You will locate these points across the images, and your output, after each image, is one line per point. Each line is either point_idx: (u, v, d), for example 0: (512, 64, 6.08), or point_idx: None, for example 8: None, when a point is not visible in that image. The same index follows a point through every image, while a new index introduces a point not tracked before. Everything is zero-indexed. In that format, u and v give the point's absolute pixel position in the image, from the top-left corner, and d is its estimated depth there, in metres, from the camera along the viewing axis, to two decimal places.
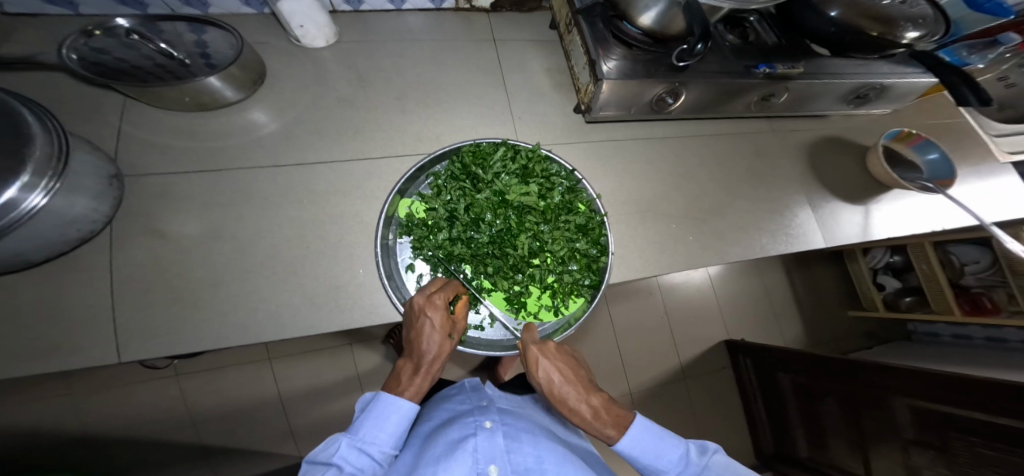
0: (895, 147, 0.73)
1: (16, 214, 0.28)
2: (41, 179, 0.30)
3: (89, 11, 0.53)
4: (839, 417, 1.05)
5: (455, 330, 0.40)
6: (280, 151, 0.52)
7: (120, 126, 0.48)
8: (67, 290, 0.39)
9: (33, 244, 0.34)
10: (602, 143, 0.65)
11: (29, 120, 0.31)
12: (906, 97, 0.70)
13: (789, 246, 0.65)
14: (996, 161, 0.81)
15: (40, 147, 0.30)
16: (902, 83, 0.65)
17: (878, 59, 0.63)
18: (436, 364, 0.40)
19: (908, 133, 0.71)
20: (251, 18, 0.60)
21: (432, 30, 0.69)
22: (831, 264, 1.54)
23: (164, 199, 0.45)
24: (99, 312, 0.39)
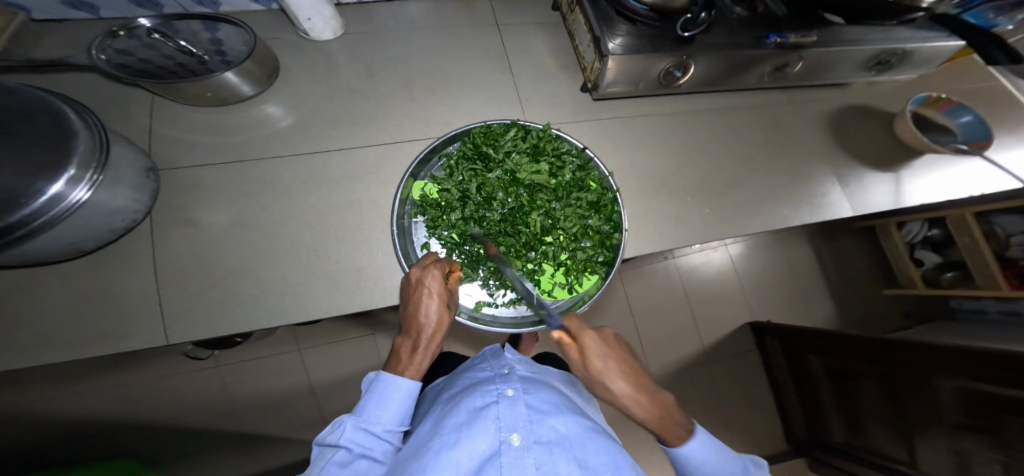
0: (923, 113, 0.69)
1: (65, 205, 0.31)
2: (83, 173, 0.32)
3: (108, 14, 0.57)
4: (877, 401, 0.98)
5: (452, 300, 0.41)
6: (297, 143, 0.54)
7: (150, 124, 0.52)
8: (120, 276, 0.43)
9: (86, 233, 0.37)
10: (610, 121, 0.64)
11: (71, 117, 0.33)
12: (931, 61, 0.66)
13: (814, 217, 0.62)
14: None
15: (82, 142, 0.32)
16: (925, 48, 0.61)
17: (901, 25, 0.60)
18: (435, 337, 0.40)
19: (937, 98, 0.67)
20: (260, 14, 0.64)
21: (436, 18, 0.69)
22: (862, 242, 1.47)
23: (197, 192, 0.49)
24: (151, 295, 0.43)
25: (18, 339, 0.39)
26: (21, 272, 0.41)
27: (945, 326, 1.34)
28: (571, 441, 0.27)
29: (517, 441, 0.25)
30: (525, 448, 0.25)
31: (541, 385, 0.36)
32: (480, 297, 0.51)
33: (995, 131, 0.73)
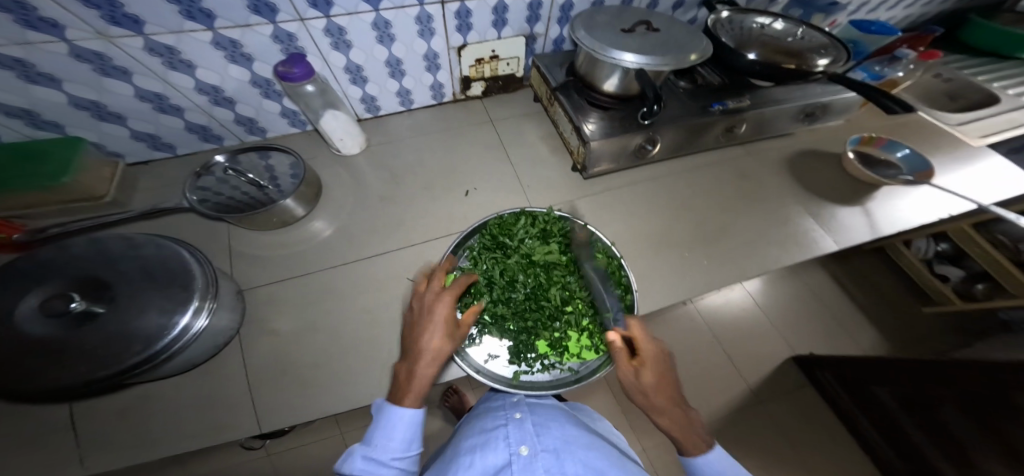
0: (865, 149, 0.80)
1: (188, 334, 0.42)
2: (202, 304, 0.45)
3: (183, 151, 0.72)
4: (967, 426, 0.86)
5: (450, 323, 0.44)
6: (342, 250, 0.65)
7: (231, 248, 0.64)
8: (210, 384, 0.50)
9: (203, 349, 0.48)
10: (601, 194, 0.74)
11: (192, 261, 0.47)
12: (850, 108, 0.78)
13: (807, 252, 0.66)
14: (973, 145, 0.85)
15: (199, 278, 0.46)
16: (837, 99, 0.73)
17: (810, 84, 0.73)
18: (432, 366, 0.42)
19: (869, 137, 0.80)
20: (297, 135, 0.78)
21: (441, 122, 0.84)
22: (876, 261, 1.49)
23: (268, 304, 0.58)
24: (241, 393, 0.50)
25: (111, 441, 0.45)
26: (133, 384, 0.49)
27: (1004, 340, 1.26)
28: (567, 445, 0.38)
29: (525, 451, 0.36)
30: (532, 455, 0.36)
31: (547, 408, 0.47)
32: (516, 367, 0.53)
33: (945, 157, 0.82)
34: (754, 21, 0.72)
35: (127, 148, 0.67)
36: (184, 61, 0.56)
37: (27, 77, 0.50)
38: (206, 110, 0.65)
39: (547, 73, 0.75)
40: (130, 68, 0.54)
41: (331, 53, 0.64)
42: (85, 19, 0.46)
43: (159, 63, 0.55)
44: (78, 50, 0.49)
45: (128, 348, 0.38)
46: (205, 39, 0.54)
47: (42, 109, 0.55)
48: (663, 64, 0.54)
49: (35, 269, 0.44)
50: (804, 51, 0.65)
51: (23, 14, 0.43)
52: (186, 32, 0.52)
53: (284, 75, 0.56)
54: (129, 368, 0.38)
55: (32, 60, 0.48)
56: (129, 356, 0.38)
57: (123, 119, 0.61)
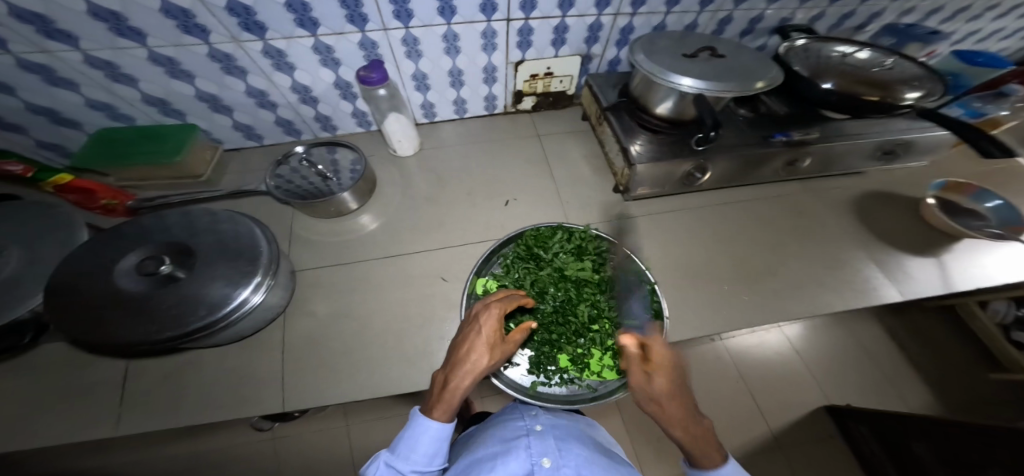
0: (951, 196, 0.73)
1: (245, 307, 0.47)
2: (262, 280, 0.50)
3: (269, 141, 0.79)
4: None
5: (496, 341, 0.44)
6: (389, 245, 0.70)
7: (292, 232, 0.70)
8: (268, 355, 0.55)
9: (255, 322, 0.53)
10: (642, 218, 0.73)
11: (259, 240, 0.52)
12: (937, 149, 0.72)
13: (864, 301, 0.62)
14: None
15: (263, 256, 0.51)
16: (925, 136, 0.68)
17: (894, 118, 0.68)
18: (466, 379, 0.42)
19: (957, 183, 0.73)
20: (360, 134, 0.84)
21: (490, 132, 0.88)
22: (940, 319, 1.35)
23: (319, 288, 0.63)
24: (281, 372, 0.54)
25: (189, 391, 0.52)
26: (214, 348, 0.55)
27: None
28: (589, 461, 0.38)
29: (548, 463, 0.37)
30: (554, 468, 0.36)
31: (562, 421, 0.47)
32: (535, 377, 0.54)
33: None
34: (833, 50, 0.69)
35: (227, 136, 0.75)
36: (288, 63, 0.63)
37: (171, 73, 0.59)
38: (294, 107, 0.72)
39: (599, 93, 0.77)
40: (247, 67, 0.62)
41: (404, 60, 0.69)
42: (225, 24, 0.54)
43: (269, 64, 0.62)
44: (215, 52, 0.57)
45: (190, 313, 0.43)
46: (307, 44, 0.61)
47: (175, 99, 0.64)
48: (723, 90, 0.53)
49: (152, 238, 0.51)
50: (891, 83, 0.61)
51: (184, 20, 0.52)
52: (295, 37, 0.59)
53: (364, 79, 0.61)
54: (195, 329, 0.43)
55: (179, 58, 0.57)
56: (195, 319, 0.43)
57: (231, 111, 0.69)
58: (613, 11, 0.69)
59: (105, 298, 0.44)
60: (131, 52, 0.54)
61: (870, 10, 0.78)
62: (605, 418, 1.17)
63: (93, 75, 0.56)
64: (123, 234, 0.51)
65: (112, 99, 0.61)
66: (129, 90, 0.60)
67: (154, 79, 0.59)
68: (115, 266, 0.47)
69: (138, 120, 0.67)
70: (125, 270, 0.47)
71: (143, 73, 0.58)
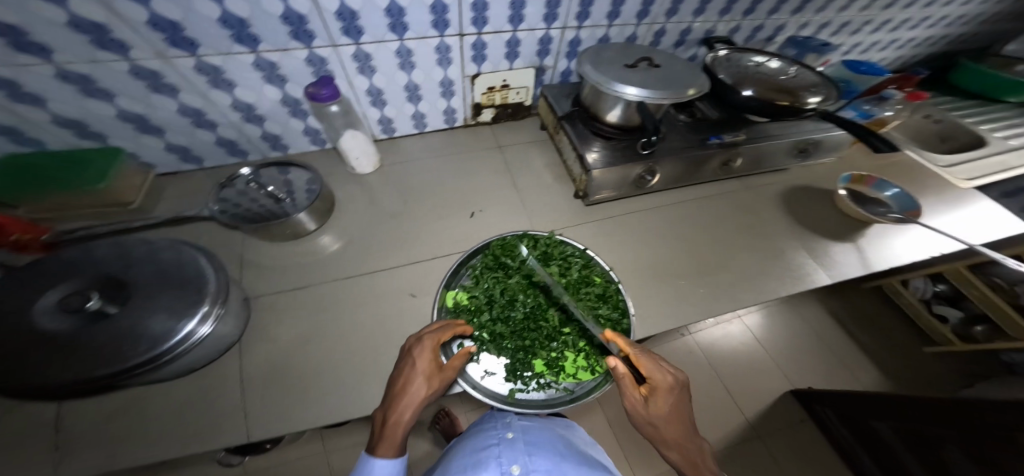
0: (856, 188, 0.84)
1: (192, 339, 0.44)
2: (210, 309, 0.46)
3: (210, 164, 0.75)
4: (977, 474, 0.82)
5: (433, 370, 0.46)
6: (351, 265, 0.67)
7: (243, 257, 0.66)
8: (213, 390, 0.51)
9: (204, 355, 0.49)
10: (602, 221, 0.76)
11: (205, 266, 0.49)
12: (840, 145, 0.81)
13: (802, 285, 0.68)
14: (959, 188, 0.87)
15: (211, 284, 0.48)
16: (828, 137, 0.77)
17: (803, 120, 0.78)
18: (407, 412, 0.43)
19: (860, 176, 0.83)
20: (316, 152, 0.82)
21: (451, 145, 0.88)
22: (873, 298, 1.50)
23: (274, 314, 0.60)
24: (227, 409, 0.49)
25: (109, 443, 0.45)
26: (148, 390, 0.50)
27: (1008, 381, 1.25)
28: (559, 466, 0.39)
29: (516, 470, 0.37)
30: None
31: (537, 428, 0.47)
32: (512, 384, 0.54)
33: (937, 199, 0.85)
34: (750, 60, 0.77)
35: (159, 159, 0.70)
36: (226, 80, 0.60)
37: (86, 92, 0.54)
38: (238, 125, 0.69)
39: (553, 104, 0.80)
40: (177, 85, 0.58)
41: (356, 76, 0.69)
42: (148, 39, 0.51)
43: (204, 81, 0.59)
44: (138, 68, 0.54)
45: (128, 348, 0.40)
46: (246, 60, 0.59)
47: (92, 120, 0.59)
48: (662, 97, 0.58)
49: (72, 272, 0.46)
50: (796, 89, 0.69)
51: (99, 36, 0.48)
52: (233, 53, 0.57)
53: (312, 96, 0.60)
54: (135, 366, 0.39)
55: (96, 76, 0.53)
56: (134, 356, 0.39)
57: (161, 132, 0.65)
58: (561, 25, 0.73)
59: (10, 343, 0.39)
60: (36, 69, 0.49)
61: (776, 24, 0.88)
62: (587, 419, 1.18)
63: None
64: (35, 270, 0.45)
65: (17, 122, 0.55)
66: (37, 110, 0.55)
67: (66, 98, 0.54)
68: (33, 305, 0.42)
69: (49, 144, 0.60)
70: (46, 310, 0.42)
71: (53, 93, 0.53)
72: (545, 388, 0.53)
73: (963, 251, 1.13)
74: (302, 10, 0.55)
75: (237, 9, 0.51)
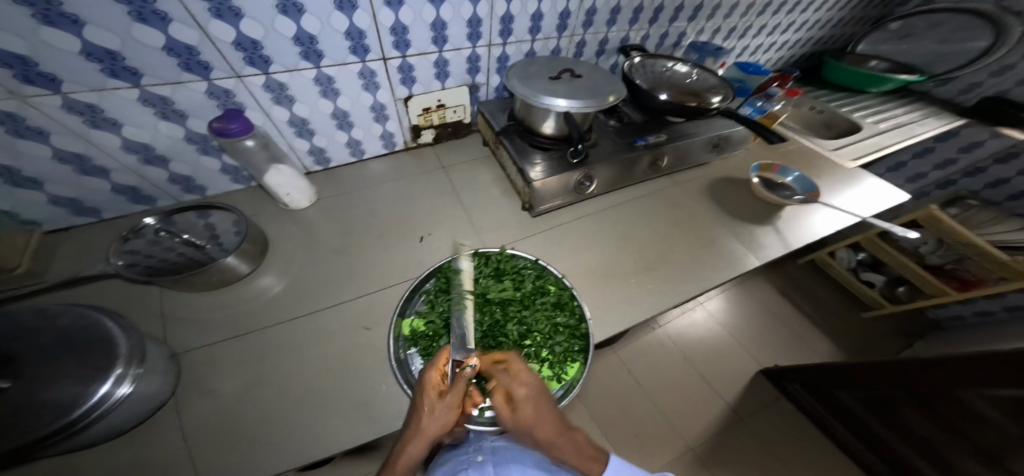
0: (766, 175, 0.93)
1: (109, 403, 0.39)
2: (127, 370, 0.41)
3: (109, 214, 0.67)
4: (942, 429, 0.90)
5: (433, 405, 0.41)
6: (290, 305, 0.63)
7: (161, 312, 0.59)
8: (139, 462, 0.44)
9: (129, 420, 0.43)
10: (552, 230, 0.78)
11: (113, 326, 0.43)
12: (744, 139, 0.90)
13: (736, 269, 0.73)
14: (847, 169, 0.99)
15: (124, 342, 0.42)
16: (733, 132, 0.86)
17: (713, 119, 0.86)
18: (402, 445, 0.40)
19: (767, 165, 0.93)
20: (239, 191, 0.77)
21: (394, 169, 0.87)
22: (809, 272, 1.66)
23: (204, 366, 0.53)
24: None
25: None
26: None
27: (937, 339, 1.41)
28: None
29: None
30: None
31: (511, 444, 0.43)
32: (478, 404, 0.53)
33: (837, 178, 0.96)
34: (662, 66, 0.84)
35: (44, 214, 0.61)
36: (108, 119, 0.55)
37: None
38: (136, 170, 0.63)
39: (491, 120, 0.82)
40: (47, 129, 0.52)
41: (273, 107, 0.66)
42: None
43: (80, 122, 0.53)
44: None
45: (30, 421, 0.35)
46: (130, 96, 0.54)
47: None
48: (588, 106, 0.61)
49: None
50: (701, 91, 0.76)
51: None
52: (109, 89, 0.52)
53: (220, 131, 0.56)
54: (31, 446, 0.33)
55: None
56: (29, 432, 0.34)
57: (39, 184, 0.57)
58: (486, 43, 0.76)
59: None
60: None
61: (678, 31, 0.98)
62: None
63: None
64: None
65: None
66: None
67: None
68: None
69: None
70: None
71: None
72: None
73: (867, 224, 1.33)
74: (189, 41, 0.52)
75: (102, 41, 0.48)
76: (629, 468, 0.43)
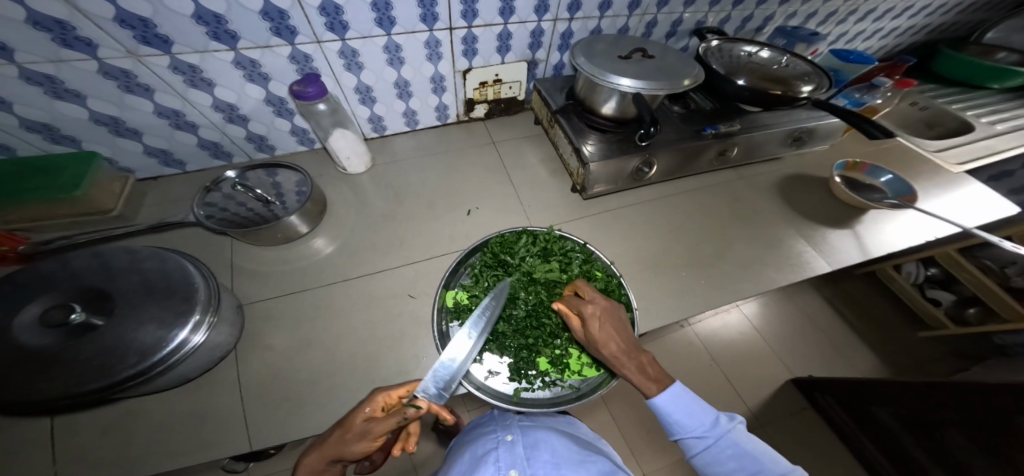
0: (851, 175, 0.84)
1: (185, 350, 0.43)
2: (203, 318, 0.46)
3: (193, 167, 0.73)
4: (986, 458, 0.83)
5: (354, 425, 0.39)
6: (345, 267, 0.66)
7: (232, 262, 0.64)
8: (206, 402, 0.49)
9: (199, 364, 0.48)
10: (601, 214, 0.75)
11: (194, 274, 0.48)
12: (835, 133, 0.81)
13: (800, 273, 0.68)
14: (951, 173, 0.88)
15: (202, 291, 0.47)
16: (823, 125, 0.77)
17: (796, 109, 0.77)
18: (312, 455, 0.38)
19: (855, 163, 0.84)
20: (304, 153, 0.80)
21: (444, 142, 0.87)
22: (869, 285, 1.52)
23: (268, 319, 0.58)
24: (216, 422, 0.48)
25: (89, 461, 0.44)
26: (134, 403, 0.48)
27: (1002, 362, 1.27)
28: (557, 467, 0.38)
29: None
30: None
31: (536, 426, 0.46)
32: (518, 384, 0.53)
33: (930, 184, 0.85)
34: (741, 50, 0.77)
35: (139, 163, 0.67)
36: (205, 79, 0.58)
37: (53, 93, 0.52)
38: (220, 126, 0.67)
39: (547, 97, 0.79)
40: (153, 85, 0.56)
41: (344, 73, 0.67)
42: (116, 37, 0.49)
43: (181, 81, 0.57)
44: (107, 68, 0.52)
45: (116, 362, 0.39)
46: (225, 58, 0.57)
47: (62, 124, 0.57)
48: (657, 88, 0.57)
49: (46, 281, 0.44)
50: (789, 79, 0.69)
51: (62, 34, 0.46)
52: (210, 51, 0.55)
53: (298, 94, 0.58)
54: (124, 379, 0.38)
55: (62, 76, 0.50)
56: (121, 368, 0.38)
57: (139, 135, 0.63)
58: (552, 17, 0.72)
59: None
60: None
61: (765, 14, 0.89)
62: (590, 413, 1.18)
63: None
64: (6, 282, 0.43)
65: None
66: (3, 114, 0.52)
67: (33, 100, 0.52)
68: (13, 321, 0.40)
69: (19, 149, 0.58)
70: (27, 325, 0.40)
71: (21, 97, 0.51)
72: (550, 390, 0.53)
73: (962, 234, 1.10)
74: (283, 5, 0.53)
75: (213, 6, 0.50)
76: (684, 407, 0.42)
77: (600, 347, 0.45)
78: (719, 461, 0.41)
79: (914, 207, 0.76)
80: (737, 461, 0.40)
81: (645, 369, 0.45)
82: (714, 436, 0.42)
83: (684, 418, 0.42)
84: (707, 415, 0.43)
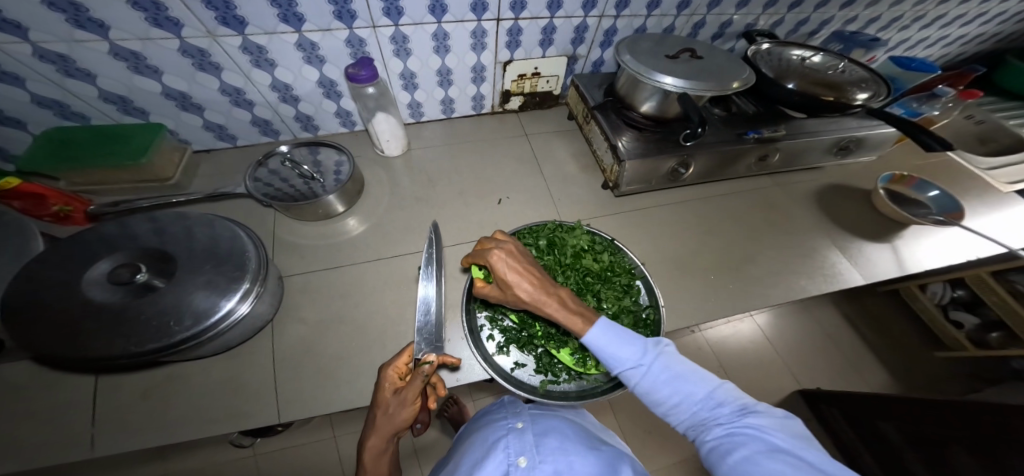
0: (895, 188, 0.82)
1: (233, 318, 0.46)
2: (251, 288, 0.48)
3: (243, 142, 0.76)
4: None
5: (388, 400, 0.45)
6: (379, 247, 0.68)
7: (274, 235, 0.67)
8: (246, 371, 0.53)
9: (242, 333, 0.51)
10: (630, 212, 0.76)
11: (248, 245, 0.51)
12: (884, 144, 0.79)
13: (828, 285, 0.67)
14: (1000, 191, 0.85)
15: (253, 260, 0.50)
16: (873, 133, 0.75)
17: (845, 117, 0.75)
18: (372, 438, 0.44)
19: (901, 176, 0.82)
20: (344, 134, 0.82)
21: (478, 132, 0.88)
22: (891, 303, 1.48)
23: (307, 293, 0.61)
24: (267, 383, 0.52)
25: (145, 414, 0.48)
26: (192, 360, 0.52)
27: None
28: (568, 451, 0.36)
29: (524, 462, 0.35)
30: (531, 466, 0.35)
31: (546, 416, 0.46)
32: (543, 377, 0.54)
33: (975, 203, 0.82)
34: (793, 54, 0.75)
35: (196, 136, 0.71)
36: (268, 60, 0.61)
37: (135, 68, 0.56)
38: (273, 105, 0.70)
39: (586, 93, 0.79)
40: (222, 64, 0.59)
41: (392, 59, 0.69)
42: (199, 17, 0.52)
43: (247, 60, 0.60)
44: (186, 46, 0.55)
45: (173, 324, 0.42)
46: (289, 40, 0.59)
47: (135, 96, 0.60)
48: (703, 89, 0.57)
49: (117, 242, 0.48)
50: (844, 85, 0.68)
51: (155, 14, 0.49)
52: (277, 32, 0.57)
53: (352, 76, 0.60)
54: (180, 340, 0.41)
55: (146, 53, 0.54)
56: (179, 330, 0.41)
57: (201, 110, 0.66)
58: (598, 13, 0.72)
59: (67, 310, 0.41)
60: (91, 46, 0.51)
61: (821, 18, 0.86)
62: (596, 409, 1.20)
63: (43, 70, 0.52)
64: (81, 241, 0.47)
65: (64, 96, 0.57)
66: (85, 85, 0.56)
67: (113, 73, 0.56)
68: (85, 276, 0.43)
69: (91, 118, 0.62)
70: (100, 282, 0.44)
71: (103, 68, 0.55)
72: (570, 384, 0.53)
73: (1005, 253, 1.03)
74: None
75: None
76: (623, 345, 0.40)
77: (517, 291, 0.43)
78: (655, 391, 0.38)
79: (961, 225, 0.74)
80: (672, 386, 0.38)
81: (566, 304, 0.44)
82: (646, 364, 0.39)
83: (613, 350, 0.40)
84: (636, 342, 0.41)
